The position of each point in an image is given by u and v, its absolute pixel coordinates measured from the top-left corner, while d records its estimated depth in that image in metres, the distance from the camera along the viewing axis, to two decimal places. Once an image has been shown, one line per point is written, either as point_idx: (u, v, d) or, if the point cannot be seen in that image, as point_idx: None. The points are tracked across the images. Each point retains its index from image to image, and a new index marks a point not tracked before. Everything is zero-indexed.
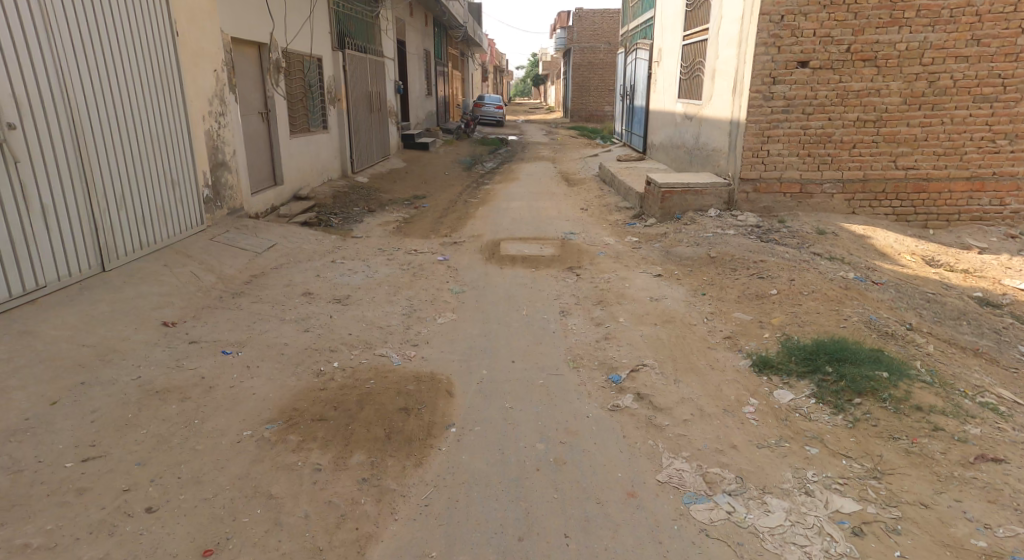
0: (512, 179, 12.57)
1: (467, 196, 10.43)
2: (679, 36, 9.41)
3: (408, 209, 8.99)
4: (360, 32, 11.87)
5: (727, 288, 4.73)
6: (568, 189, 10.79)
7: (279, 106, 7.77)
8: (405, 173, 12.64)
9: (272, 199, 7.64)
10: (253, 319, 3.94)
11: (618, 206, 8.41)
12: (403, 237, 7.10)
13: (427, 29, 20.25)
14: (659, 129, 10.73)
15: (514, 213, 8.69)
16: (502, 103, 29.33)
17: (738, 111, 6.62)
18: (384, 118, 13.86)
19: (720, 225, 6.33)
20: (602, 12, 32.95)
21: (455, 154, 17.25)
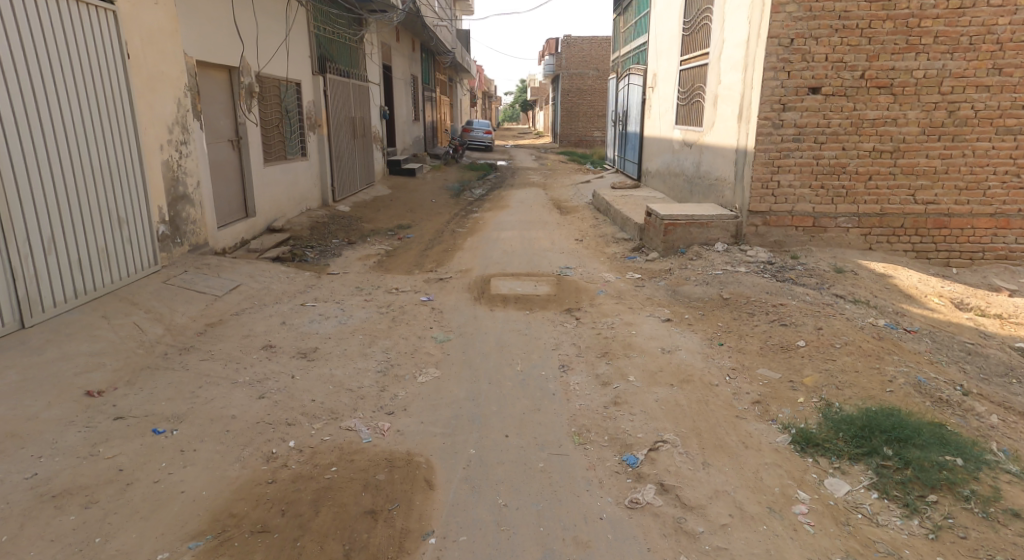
0: (502, 207, 12.11)
1: (455, 226, 9.92)
2: (675, 61, 9.06)
3: (392, 241, 8.46)
4: (344, 57, 11.48)
5: (747, 337, 4.21)
6: (561, 218, 10.31)
7: (251, 133, 7.36)
8: (390, 201, 12.11)
9: (243, 232, 7.09)
10: (199, 384, 3.34)
11: (616, 237, 7.92)
12: (386, 274, 6.54)
13: (414, 54, 19.95)
14: (655, 156, 10.31)
15: (505, 244, 8.17)
16: (490, 128, 29.10)
17: (746, 138, 6.18)
18: (369, 144, 13.42)
19: (729, 262, 5.84)
20: (590, 39, 33.08)
21: (443, 180, 16.79)
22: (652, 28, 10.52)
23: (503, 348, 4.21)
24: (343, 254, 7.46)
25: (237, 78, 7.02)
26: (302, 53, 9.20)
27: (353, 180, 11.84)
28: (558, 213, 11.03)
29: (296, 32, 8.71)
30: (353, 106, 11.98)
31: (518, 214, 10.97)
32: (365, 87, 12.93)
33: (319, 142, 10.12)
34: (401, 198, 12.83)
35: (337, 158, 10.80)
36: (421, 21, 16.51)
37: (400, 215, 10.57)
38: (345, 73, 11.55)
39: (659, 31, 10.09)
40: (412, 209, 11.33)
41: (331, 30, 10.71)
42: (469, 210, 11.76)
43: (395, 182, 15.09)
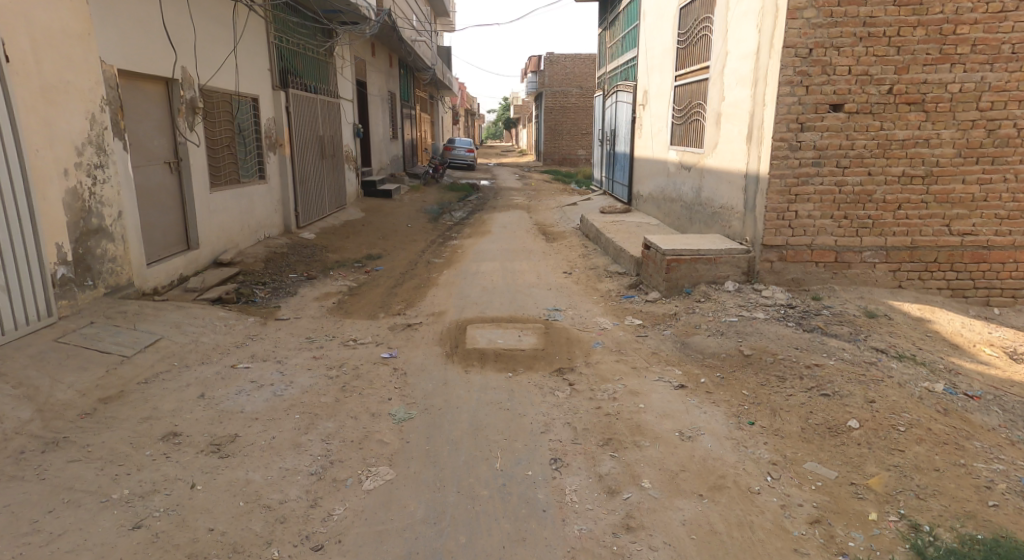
0: (484, 232, 11.26)
1: (431, 255, 9.04)
2: (669, 75, 8.35)
3: (359, 275, 7.56)
4: (309, 72, 10.69)
5: (781, 412, 3.38)
6: (547, 246, 9.49)
7: (193, 155, 6.52)
8: (362, 227, 11.21)
9: (179, 268, 6.16)
10: (49, 508, 2.44)
11: (609, 271, 7.11)
12: (346, 318, 5.65)
13: (391, 70, 19.17)
14: (647, 179, 9.56)
15: (485, 278, 7.31)
16: (472, 146, 28.38)
17: (758, 162, 5.40)
18: (339, 165, 12.57)
19: (743, 306, 5.04)
20: (573, 57, 32.68)
21: (421, 201, 15.93)
22: (642, 41, 9.81)
23: (478, 430, 3.34)
24: (300, 293, 6.54)
25: (178, 92, 6.20)
26: (259, 67, 8.41)
27: (319, 204, 10.95)
28: (544, 240, 10.22)
29: (250, 44, 7.93)
30: (319, 124, 11.17)
31: (501, 241, 10.13)
32: (335, 104, 12.11)
33: (276, 163, 9.31)
34: (375, 223, 11.94)
35: (299, 181, 9.95)
36: (397, 36, 15.75)
37: (371, 243, 9.68)
38: (311, 89, 10.75)
39: (649, 45, 9.38)
40: (385, 236, 10.43)
41: (293, 42, 9.92)
42: (448, 236, 10.89)
43: (370, 205, 14.20)
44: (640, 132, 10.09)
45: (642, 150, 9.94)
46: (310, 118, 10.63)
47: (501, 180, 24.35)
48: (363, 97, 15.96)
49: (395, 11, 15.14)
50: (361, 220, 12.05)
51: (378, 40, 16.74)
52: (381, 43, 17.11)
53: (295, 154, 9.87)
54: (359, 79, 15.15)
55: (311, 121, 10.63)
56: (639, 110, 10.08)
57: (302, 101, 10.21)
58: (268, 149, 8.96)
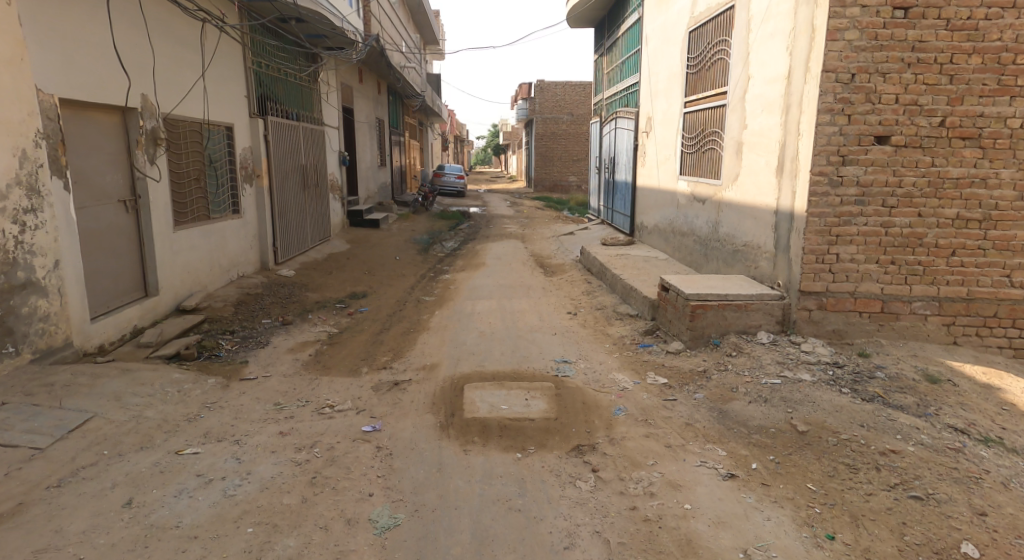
0: (478, 264, 10.59)
1: (422, 292, 8.35)
2: (677, 102, 7.81)
3: (342, 317, 6.84)
4: (291, 97, 10.08)
5: (864, 521, 2.71)
6: (546, 281, 8.83)
7: (155, 193, 5.84)
8: (347, 260, 10.51)
9: (131, 319, 5.44)
10: None
11: (619, 313, 6.45)
12: (324, 375, 4.92)
13: (379, 96, 18.64)
14: (654, 210, 8.97)
15: (482, 320, 6.61)
16: (462, 173, 27.91)
17: (792, 197, 4.80)
18: (323, 195, 11.93)
19: (782, 363, 4.38)
20: (564, 83, 32.49)
21: (411, 230, 15.27)
22: (646, 65, 9.31)
23: (482, 546, 2.61)
24: (273, 342, 5.81)
25: (135, 121, 5.53)
26: (231, 93, 7.80)
27: (300, 236, 10.26)
28: (543, 273, 9.56)
29: (221, 68, 7.32)
30: (302, 152, 10.52)
31: (497, 275, 9.47)
32: (320, 130, 11.52)
33: (253, 195, 8.66)
34: (362, 255, 11.24)
35: (278, 213, 9.29)
36: (386, 61, 15.24)
37: (356, 279, 8.97)
38: (293, 116, 10.16)
39: (654, 69, 8.87)
40: (372, 270, 9.73)
41: (273, 65, 9.32)
42: (439, 270, 10.20)
43: (356, 235, 13.51)
44: (644, 160, 9.55)
45: (647, 180, 9.39)
46: (292, 146, 10.01)
47: (492, 207, 23.81)
48: (350, 123, 15.39)
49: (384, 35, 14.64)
50: (347, 252, 11.35)
51: (365, 65, 16.23)
52: (369, 68, 16.60)
53: (275, 184, 9.23)
54: (346, 104, 14.60)
55: (291, 149, 9.96)
56: (643, 137, 9.55)
57: (283, 128, 9.61)
58: (243, 179, 8.31)
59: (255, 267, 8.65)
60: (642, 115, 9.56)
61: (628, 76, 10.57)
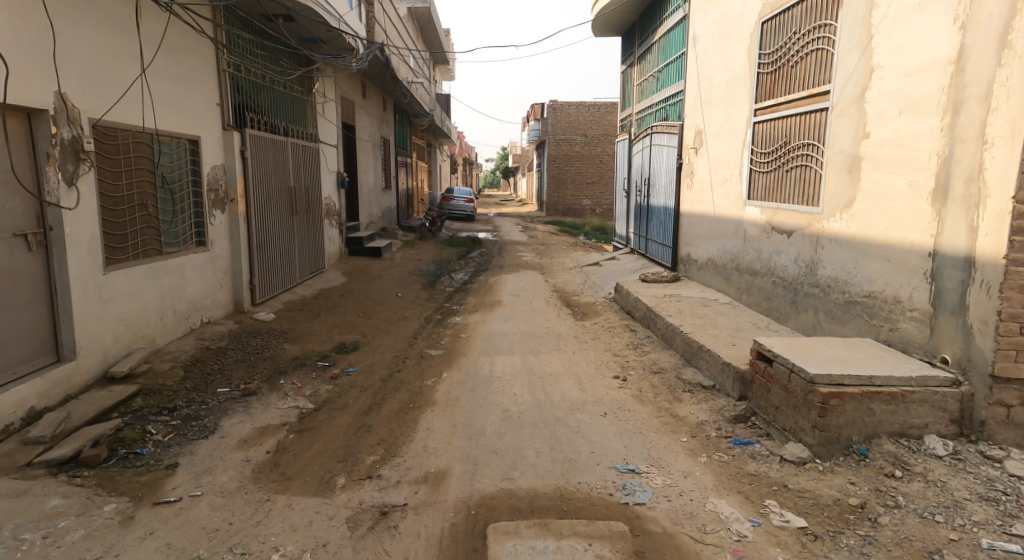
0: (494, 304, 9.08)
1: (427, 342, 6.84)
2: (742, 109, 6.39)
3: (323, 383, 5.33)
4: (277, 108, 8.73)
5: None
6: (578, 328, 7.31)
7: (74, 223, 4.58)
8: (341, 299, 9.02)
9: (26, 399, 4.06)
10: None
11: (686, 381, 4.91)
12: (280, 493, 3.42)
13: (384, 113, 17.38)
14: (707, 241, 7.50)
15: (504, 388, 5.09)
16: (472, 196, 26.62)
17: (972, 235, 3.24)
18: (316, 221, 10.51)
19: (992, 502, 2.75)
20: (578, 103, 31.33)
21: (417, 260, 13.82)
22: (696, 70, 7.91)
23: None
24: (223, 427, 4.34)
25: (43, 127, 4.31)
26: (199, 100, 6.59)
27: (285, 271, 8.80)
28: (572, 316, 8.04)
29: (181, 69, 6.16)
30: (290, 173, 9.12)
31: (518, 318, 7.95)
32: (313, 148, 10.16)
33: (225, 224, 7.22)
34: (359, 291, 9.77)
35: (257, 243, 7.85)
36: (391, 74, 13.96)
37: (349, 325, 7.49)
38: (280, 130, 8.81)
39: (707, 73, 7.46)
40: (368, 312, 8.25)
41: (256, 70, 8.00)
42: (448, 310, 8.70)
43: (355, 266, 12.07)
44: (693, 182, 8.09)
45: (697, 205, 7.92)
46: (277, 165, 8.62)
47: (504, 232, 22.42)
48: (351, 142, 14.09)
49: (388, 45, 13.36)
50: (343, 288, 9.89)
51: (369, 79, 14.97)
52: (372, 83, 15.33)
53: (254, 210, 7.79)
54: (347, 121, 13.36)
55: (275, 169, 8.55)
56: (692, 155, 8.11)
57: (267, 144, 8.23)
58: (212, 206, 6.87)
59: (225, 311, 7.17)
60: (690, 130, 8.14)
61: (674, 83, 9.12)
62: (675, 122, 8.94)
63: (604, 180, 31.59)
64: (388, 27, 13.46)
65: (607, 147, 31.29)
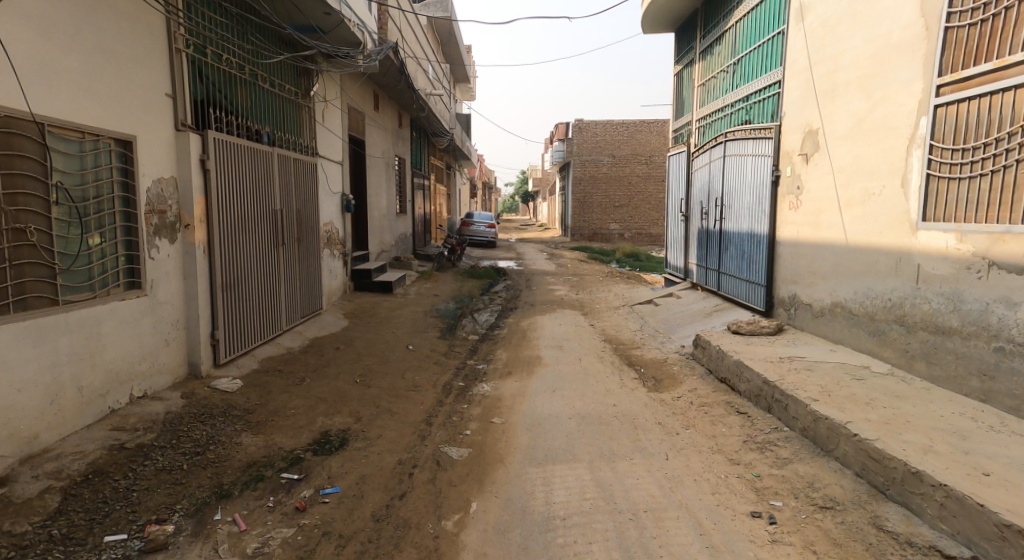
0: (533, 361, 7.06)
1: (446, 431, 4.84)
2: (902, 94, 4.63)
3: (284, 525, 3.34)
4: (260, 110, 6.95)
5: None
6: (657, 409, 5.25)
7: None
8: (337, 354, 7.05)
9: None
10: None
11: (904, 543, 2.86)
12: None
13: (399, 131, 15.69)
14: (839, 280, 5.46)
15: (579, 547, 3.05)
16: (493, 221, 24.84)
17: None
18: (312, 252, 8.58)
19: None
20: (604, 123, 29.48)
21: (433, 296, 11.90)
22: (819, 51, 6.00)
23: None
24: None
25: None
26: (134, 86, 4.73)
27: (266, 316, 6.84)
28: (642, 386, 5.98)
29: (99, 37, 4.35)
30: (274, 193, 7.21)
31: (569, 389, 5.91)
32: (307, 163, 8.29)
33: (176, 257, 5.26)
34: (359, 342, 7.80)
35: (225, 283, 5.90)
36: (407, 81, 12.23)
37: (340, 399, 5.51)
38: (263, 138, 7.01)
39: (842, 51, 5.56)
40: (367, 376, 6.27)
41: (235, 59, 6.28)
42: (473, 371, 6.71)
43: (361, 306, 10.16)
44: (811, 198, 6.08)
45: (819, 230, 5.89)
46: (257, 183, 6.76)
47: (529, 260, 20.50)
48: (361, 160, 12.33)
49: (404, 47, 11.60)
50: (340, 337, 7.94)
51: (382, 89, 13.28)
52: (386, 93, 13.65)
53: (221, 240, 5.87)
54: (356, 136, 11.61)
55: (253, 188, 6.65)
56: (809, 164, 6.12)
57: (242, 155, 6.35)
58: (154, 234, 4.94)
59: (174, 377, 5.17)
60: (806, 131, 6.18)
61: (769, 72, 7.17)
62: (774, 121, 6.97)
63: (633, 203, 29.61)
64: (405, 27, 11.76)
65: (635, 169, 29.36)
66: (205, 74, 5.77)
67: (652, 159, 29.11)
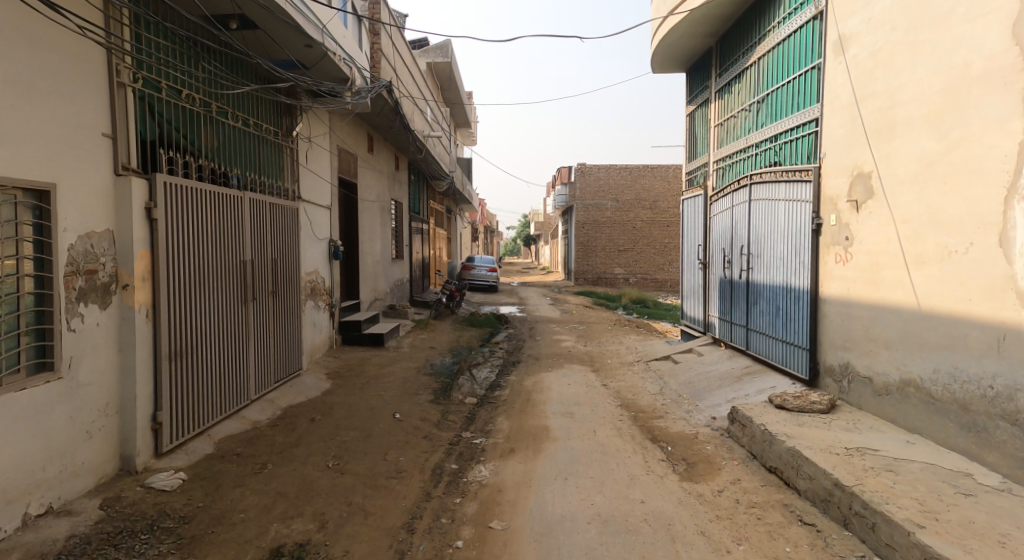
0: (540, 432, 6.03)
1: (431, 543, 3.83)
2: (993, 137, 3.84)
3: None
4: (230, 151, 6.20)
5: None
6: (696, 509, 4.23)
7: None
8: (311, 426, 6.05)
9: None
10: None
11: None
12: None
13: (396, 173, 15.01)
14: (910, 352, 4.58)
15: None
16: (495, 265, 24.04)
17: None
18: (292, 308, 7.71)
19: None
20: (607, 166, 28.96)
21: (429, 349, 10.94)
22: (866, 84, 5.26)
23: None
24: None
25: None
26: (56, 126, 4.03)
27: (229, 386, 5.91)
28: (673, 472, 4.97)
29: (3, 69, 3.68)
30: (245, 243, 6.39)
31: (585, 474, 4.90)
32: (286, 208, 7.52)
33: (108, 324, 4.42)
34: (340, 408, 6.80)
35: (176, 352, 5.01)
36: (402, 121, 11.56)
37: (306, 492, 4.49)
38: (232, 181, 6.23)
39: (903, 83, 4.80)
40: (342, 456, 5.26)
41: (201, 96, 5.56)
42: (469, 446, 5.69)
43: (347, 363, 9.20)
44: (865, 252, 5.24)
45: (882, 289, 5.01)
46: (224, 232, 5.94)
47: (533, 306, 19.57)
48: (352, 203, 11.55)
49: (399, 86, 10.98)
50: (319, 403, 6.94)
51: (376, 130, 12.64)
52: (381, 134, 13.00)
53: (172, 300, 5.01)
54: (347, 178, 10.88)
55: (219, 237, 5.83)
56: (860, 212, 5.30)
57: (207, 200, 5.56)
58: (77, 299, 4.16)
59: (96, 479, 4.25)
60: (854, 175, 5.39)
61: (803, 108, 6.40)
62: (813, 162, 6.15)
63: (637, 247, 28.85)
64: (400, 64, 11.15)
65: (639, 213, 28.74)
66: (160, 111, 5.02)
67: (656, 203, 28.52)
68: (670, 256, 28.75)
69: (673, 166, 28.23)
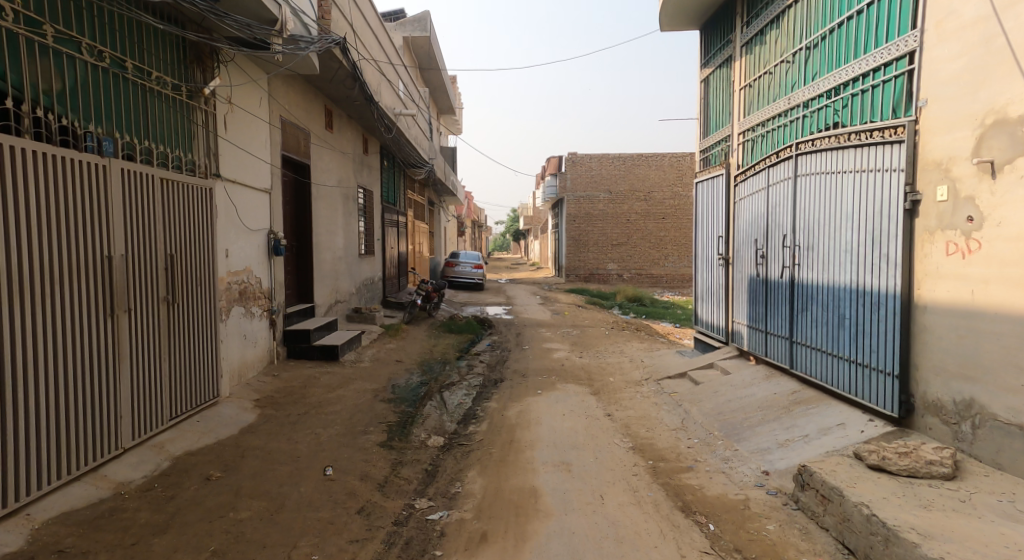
0: (524, 500, 4.29)
1: None
2: None
3: None
4: (86, 99, 4.35)
5: None
6: None
7: None
8: (200, 490, 4.26)
9: None
10: None
11: None
12: None
13: (363, 157, 13.16)
14: None
15: None
16: (481, 262, 22.30)
17: None
18: (203, 317, 5.88)
19: None
20: (599, 156, 27.17)
21: (395, 363, 9.15)
22: None
23: None
24: None
25: None
26: None
27: (84, 435, 4.10)
28: None
29: None
30: (123, 231, 4.60)
31: None
32: (196, 189, 5.73)
33: None
34: (253, 457, 5.00)
35: None
36: (362, 89, 9.74)
37: None
38: (94, 142, 4.41)
39: None
40: (225, 553, 3.49)
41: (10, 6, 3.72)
42: (422, 527, 3.94)
43: (287, 386, 7.39)
44: (1015, 238, 3.54)
45: None
46: (78, 214, 4.14)
47: (521, 306, 17.82)
48: (305, 188, 9.69)
49: (356, 45, 9.16)
50: (228, 449, 5.14)
51: (334, 103, 10.80)
52: (341, 109, 11.16)
53: None
54: (296, 157, 9.05)
55: (67, 221, 4.03)
56: (1005, 177, 3.61)
57: (33, 164, 3.75)
58: None
59: None
60: (991, 122, 3.71)
61: (888, 42, 4.73)
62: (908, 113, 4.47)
63: (631, 241, 27.19)
64: (357, 20, 9.31)
65: (633, 206, 27.06)
66: None
67: (651, 195, 26.85)
68: (665, 251, 27.17)
69: (668, 155, 26.54)
